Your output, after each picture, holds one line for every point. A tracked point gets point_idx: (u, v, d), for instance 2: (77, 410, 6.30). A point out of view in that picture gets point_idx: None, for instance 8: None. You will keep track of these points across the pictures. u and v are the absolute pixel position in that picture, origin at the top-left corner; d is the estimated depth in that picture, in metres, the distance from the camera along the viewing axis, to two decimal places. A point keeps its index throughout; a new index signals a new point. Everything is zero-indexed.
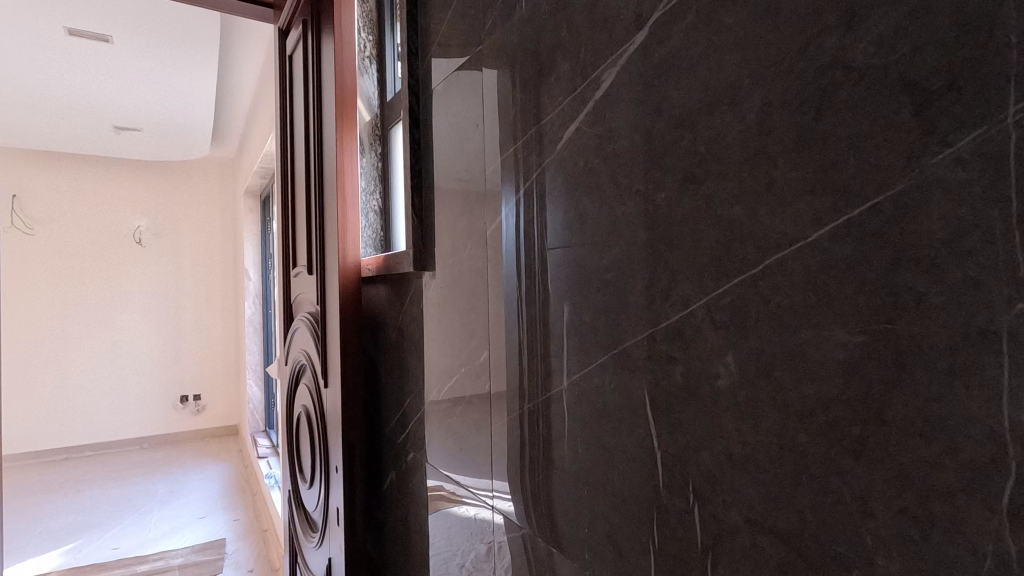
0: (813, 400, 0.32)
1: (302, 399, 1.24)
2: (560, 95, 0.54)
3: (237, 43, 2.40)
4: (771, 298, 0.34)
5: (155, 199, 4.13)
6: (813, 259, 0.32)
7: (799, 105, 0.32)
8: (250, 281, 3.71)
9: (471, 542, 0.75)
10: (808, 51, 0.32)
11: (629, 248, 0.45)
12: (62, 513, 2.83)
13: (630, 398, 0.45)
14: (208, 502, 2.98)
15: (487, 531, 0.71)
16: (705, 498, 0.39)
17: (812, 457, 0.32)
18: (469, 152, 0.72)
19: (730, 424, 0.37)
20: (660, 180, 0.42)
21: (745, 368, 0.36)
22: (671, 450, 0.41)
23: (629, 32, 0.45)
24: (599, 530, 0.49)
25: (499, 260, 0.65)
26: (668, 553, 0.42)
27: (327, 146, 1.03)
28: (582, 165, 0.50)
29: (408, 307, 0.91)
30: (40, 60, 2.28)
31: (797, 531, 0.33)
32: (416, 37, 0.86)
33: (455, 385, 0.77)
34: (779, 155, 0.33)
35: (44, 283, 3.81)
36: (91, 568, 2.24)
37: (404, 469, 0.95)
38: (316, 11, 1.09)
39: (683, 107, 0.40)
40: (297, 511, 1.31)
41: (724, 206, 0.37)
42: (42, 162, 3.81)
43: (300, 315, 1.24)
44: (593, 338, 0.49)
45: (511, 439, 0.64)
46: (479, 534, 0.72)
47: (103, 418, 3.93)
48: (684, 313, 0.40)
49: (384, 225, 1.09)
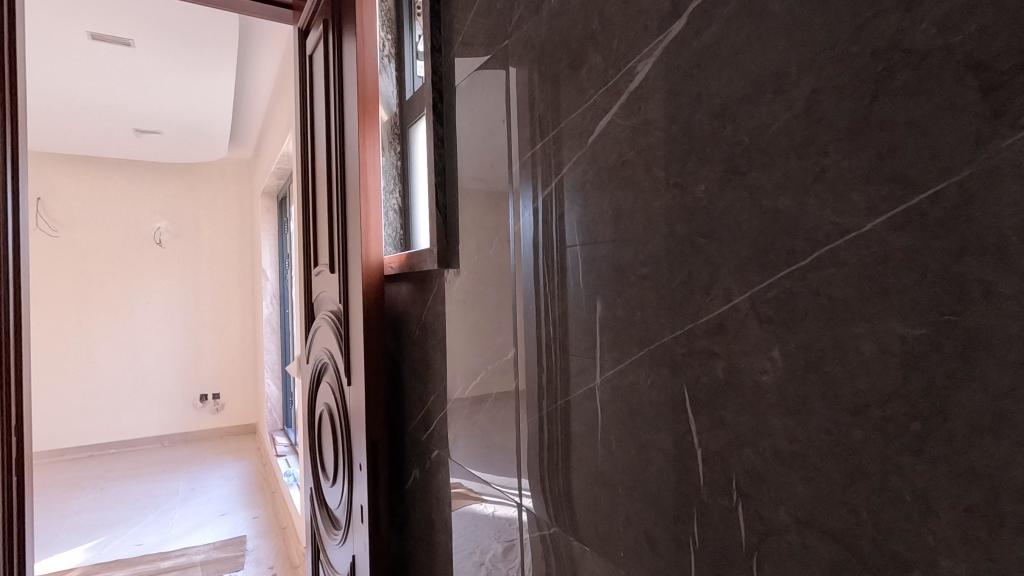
0: (868, 395, 0.31)
1: (324, 398, 1.25)
2: (591, 88, 0.53)
3: (256, 44, 2.42)
4: (822, 291, 0.33)
5: (174, 200, 4.18)
6: (868, 251, 0.31)
7: (853, 92, 0.31)
8: (267, 281, 3.75)
9: (490, 539, 0.75)
10: (862, 35, 0.31)
11: (665, 242, 0.44)
12: (87, 509, 2.89)
13: (667, 395, 0.44)
14: (229, 499, 3.02)
15: (510, 529, 0.70)
16: (749, 495, 0.38)
17: (866, 455, 0.31)
18: (494, 149, 0.71)
19: (777, 421, 0.36)
20: (698, 172, 0.41)
21: (793, 364, 0.35)
22: (712, 448, 0.41)
23: (666, 22, 0.44)
24: (635, 529, 0.48)
25: (526, 255, 0.65)
26: (710, 552, 0.41)
27: (349, 144, 1.03)
28: (616, 158, 0.49)
29: (431, 305, 0.91)
30: (65, 64, 2.32)
31: (851, 530, 0.32)
32: (439, 34, 0.86)
33: (479, 383, 0.76)
34: (831, 144, 0.32)
35: (68, 284, 3.88)
36: (116, 564, 2.28)
37: (427, 467, 0.95)
38: (337, 9, 1.09)
39: (723, 97, 0.39)
40: (319, 509, 1.31)
41: (769, 197, 0.36)
42: (66, 165, 3.88)
43: (322, 313, 1.24)
44: (627, 334, 0.48)
45: (539, 436, 0.63)
46: (498, 532, 0.73)
47: (125, 416, 4.00)
48: (726, 307, 0.39)
49: (405, 222, 1.10)
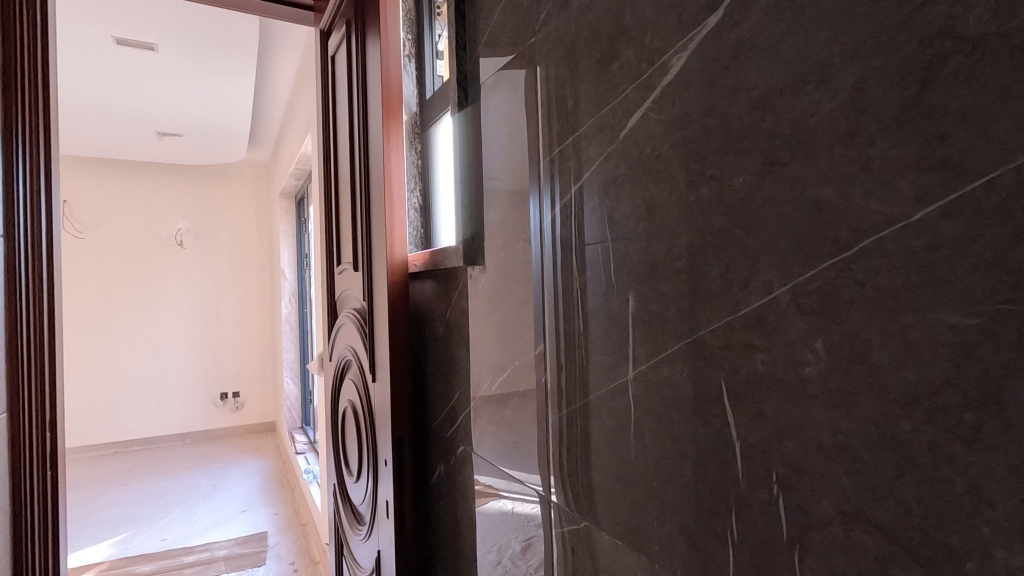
0: (917, 385, 0.31)
1: (349, 394, 1.26)
2: (623, 83, 0.53)
3: (275, 45, 2.45)
4: (869, 281, 0.33)
5: (194, 201, 4.25)
6: (917, 241, 0.31)
7: (901, 80, 0.31)
8: (286, 280, 3.80)
9: (510, 538, 0.77)
10: (909, 24, 0.31)
11: (701, 236, 0.44)
12: (114, 505, 2.95)
13: (704, 389, 0.44)
14: (250, 495, 3.07)
15: (533, 528, 0.71)
16: (792, 488, 0.38)
17: (916, 445, 0.31)
18: (519, 146, 0.72)
19: (820, 412, 0.36)
20: (736, 164, 0.41)
21: (837, 356, 0.35)
22: (752, 440, 0.41)
23: (702, 15, 0.44)
24: (672, 522, 0.48)
25: (550, 250, 0.65)
26: (750, 545, 0.41)
27: (374, 143, 1.04)
28: (650, 152, 0.49)
29: (456, 301, 0.92)
30: (92, 69, 2.37)
31: (901, 523, 0.32)
32: (464, 33, 0.87)
33: (506, 379, 0.77)
34: (876, 133, 0.32)
35: (93, 284, 3.97)
36: (142, 558, 2.34)
37: (453, 462, 0.95)
38: (360, 10, 1.10)
39: (761, 89, 0.39)
40: (343, 505, 1.33)
41: (811, 188, 0.36)
42: (90, 167, 3.96)
43: (346, 311, 1.26)
44: (662, 328, 0.48)
45: (565, 431, 0.64)
46: (517, 531, 0.75)
47: (148, 413, 4.09)
48: (766, 299, 0.39)
49: (426, 220, 1.11)
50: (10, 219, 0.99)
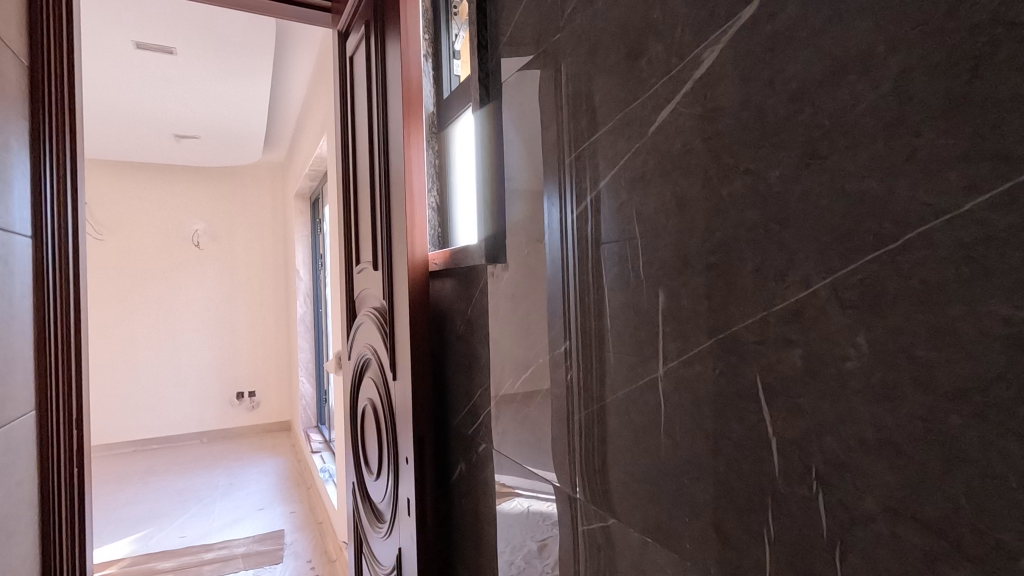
0: (967, 378, 0.31)
1: (368, 392, 1.27)
2: (652, 78, 0.53)
3: (292, 46, 2.48)
4: (914, 274, 0.33)
5: (210, 203, 4.30)
6: (967, 233, 0.30)
7: (950, 68, 0.30)
8: (301, 280, 3.84)
9: (528, 537, 0.78)
10: (957, 13, 0.30)
11: (735, 231, 0.44)
12: (134, 502, 2.99)
13: (738, 384, 0.44)
14: (267, 493, 3.10)
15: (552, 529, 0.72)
16: (832, 485, 0.37)
17: (965, 440, 0.31)
18: (543, 143, 0.71)
19: (862, 407, 0.36)
20: (772, 157, 0.41)
21: (880, 350, 0.34)
22: (789, 436, 0.40)
23: (735, 8, 0.43)
24: (704, 519, 0.48)
25: (575, 248, 0.65)
26: (787, 542, 0.41)
27: (394, 142, 1.04)
28: (680, 147, 0.49)
29: (477, 299, 0.92)
30: (113, 73, 2.41)
31: (948, 519, 0.32)
32: (486, 32, 0.87)
33: (529, 377, 0.77)
34: (924, 123, 0.32)
35: (113, 285, 4.03)
36: (162, 555, 2.37)
37: (474, 461, 0.95)
38: (379, 11, 1.11)
39: (799, 81, 0.38)
40: (362, 503, 1.34)
41: (852, 179, 0.35)
42: (109, 170, 4.02)
43: (365, 310, 1.26)
44: (693, 324, 0.48)
45: (590, 431, 0.63)
46: (534, 531, 0.76)
47: (166, 413, 4.14)
48: (804, 294, 0.39)
49: (443, 219, 1.12)
50: (39, 220, 1.01)
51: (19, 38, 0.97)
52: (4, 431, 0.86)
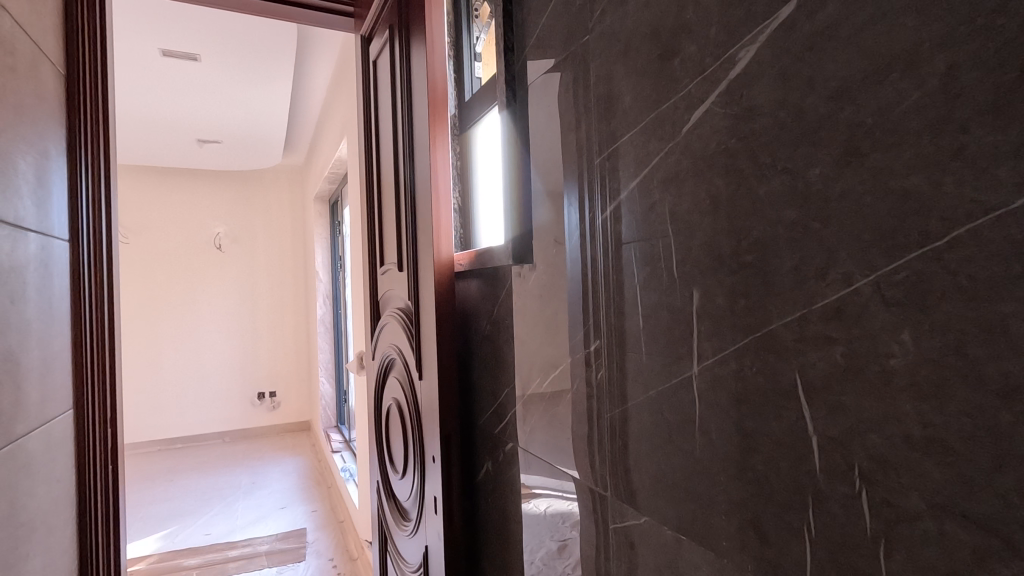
0: (1019, 375, 0.30)
1: (393, 392, 1.29)
2: (685, 78, 0.53)
3: (313, 51, 2.51)
4: (961, 271, 0.33)
5: (232, 207, 4.38)
6: (1018, 229, 0.30)
7: (999, 65, 0.30)
8: (321, 282, 3.89)
9: (552, 536, 0.79)
10: (1006, 10, 0.30)
11: (773, 229, 0.44)
12: (159, 501, 3.05)
13: (777, 381, 0.44)
14: (288, 493, 3.13)
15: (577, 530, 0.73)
16: (876, 482, 0.37)
17: (1019, 438, 0.31)
18: (571, 145, 0.72)
19: (908, 405, 0.36)
20: (813, 155, 0.41)
21: (927, 347, 0.34)
22: (831, 433, 0.40)
23: (773, 7, 0.44)
24: (740, 515, 0.48)
25: (603, 249, 0.65)
26: (828, 538, 0.41)
27: (419, 144, 1.05)
28: (714, 147, 0.49)
29: (503, 299, 0.93)
30: (139, 80, 2.47)
31: (1000, 516, 0.31)
32: (512, 34, 0.87)
33: (556, 376, 0.77)
34: (971, 120, 0.32)
35: (137, 287, 4.12)
36: (188, 552, 2.42)
37: (501, 460, 0.96)
38: (403, 16, 1.12)
39: (840, 79, 0.39)
40: (387, 502, 1.36)
41: (896, 177, 0.35)
42: (134, 175, 4.12)
43: (390, 310, 1.28)
44: (729, 323, 0.48)
45: (618, 429, 0.64)
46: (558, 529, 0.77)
47: (190, 413, 4.23)
48: (846, 291, 0.39)
49: (465, 221, 1.13)
50: (75, 224, 1.04)
51: (57, 48, 1.00)
52: (45, 429, 0.89)
